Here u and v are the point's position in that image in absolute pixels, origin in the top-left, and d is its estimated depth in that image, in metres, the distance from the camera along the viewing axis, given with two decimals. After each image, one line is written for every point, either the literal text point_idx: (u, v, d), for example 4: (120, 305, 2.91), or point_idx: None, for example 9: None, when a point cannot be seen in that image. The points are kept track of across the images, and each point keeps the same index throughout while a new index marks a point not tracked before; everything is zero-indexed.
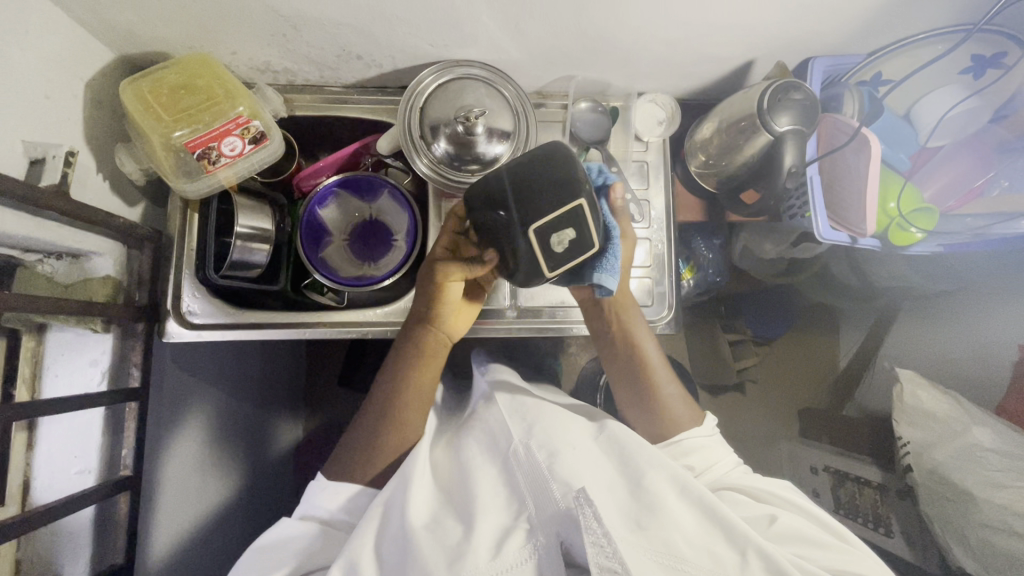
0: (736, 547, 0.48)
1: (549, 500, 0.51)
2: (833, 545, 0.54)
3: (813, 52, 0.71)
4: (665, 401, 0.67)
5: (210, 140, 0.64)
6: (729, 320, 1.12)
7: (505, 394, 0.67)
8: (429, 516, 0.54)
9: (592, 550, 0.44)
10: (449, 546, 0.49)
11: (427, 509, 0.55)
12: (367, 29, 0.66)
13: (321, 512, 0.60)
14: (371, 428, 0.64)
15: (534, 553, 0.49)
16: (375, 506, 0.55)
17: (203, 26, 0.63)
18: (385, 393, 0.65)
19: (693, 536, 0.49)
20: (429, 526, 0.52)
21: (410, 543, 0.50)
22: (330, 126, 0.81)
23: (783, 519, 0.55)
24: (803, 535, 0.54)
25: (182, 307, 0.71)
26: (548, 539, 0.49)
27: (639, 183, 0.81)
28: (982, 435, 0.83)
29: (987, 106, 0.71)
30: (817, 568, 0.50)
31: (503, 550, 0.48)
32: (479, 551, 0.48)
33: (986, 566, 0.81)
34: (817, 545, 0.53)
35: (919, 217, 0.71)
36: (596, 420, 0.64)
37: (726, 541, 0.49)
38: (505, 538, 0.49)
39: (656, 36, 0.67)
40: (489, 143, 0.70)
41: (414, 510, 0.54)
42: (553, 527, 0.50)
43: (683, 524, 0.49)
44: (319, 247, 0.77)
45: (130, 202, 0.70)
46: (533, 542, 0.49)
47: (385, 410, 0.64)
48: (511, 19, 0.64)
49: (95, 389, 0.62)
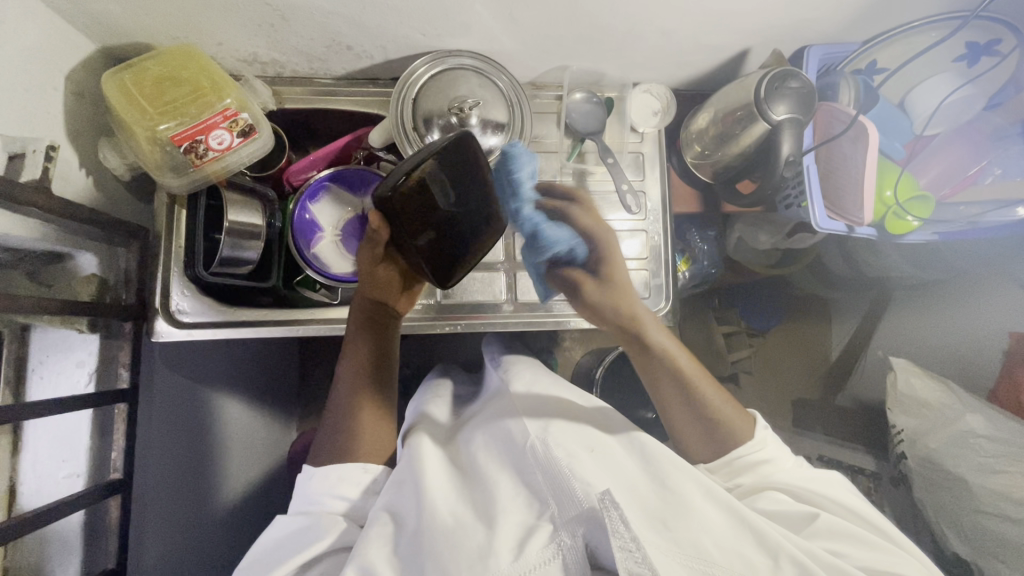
0: (767, 552, 0.47)
1: (572, 500, 0.48)
2: (873, 546, 0.52)
3: (807, 41, 0.71)
4: (718, 410, 0.61)
5: (195, 133, 0.62)
6: (724, 313, 1.13)
7: (519, 385, 0.67)
8: (451, 513, 0.52)
9: (619, 554, 0.42)
10: (469, 549, 0.47)
11: (447, 506, 0.53)
12: (358, 18, 0.64)
13: (332, 503, 0.58)
14: (352, 389, 0.63)
15: (558, 552, 0.46)
16: (380, 515, 0.54)
17: (187, 15, 0.61)
18: (348, 380, 0.64)
19: (722, 539, 0.48)
20: (451, 528, 0.50)
21: (429, 542, 0.49)
22: (319, 119, 0.80)
23: (825, 515, 0.54)
24: (845, 532, 0.53)
25: (171, 306, 0.69)
26: (574, 538, 0.46)
27: (634, 174, 0.80)
28: (974, 421, 0.84)
29: (982, 94, 0.71)
30: (849, 565, 0.49)
31: (526, 548, 0.46)
32: (501, 552, 0.46)
33: (978, 550, 0.82)
34: (864, 543, 0.52)
35: (916, 205, 0.71)
36: (615, 430, 0.61)
37: (757, 546, 0.48)
38: (528, 537, 0.47)
39: (651, 24, 0.66)
40: (484, 134, 0.69)
41: (434, 508, 0.52)
42: (579, 527, 0.47)
43: (711, 523, 0.49)
44: (311, 243, 0.74)
45: (115, 199, 0.68)
46: (556, 540, 0.47)
47: (351, 394, 0.63)
48: (505, 8, 0.63)
49: (81, 392, 0.61)
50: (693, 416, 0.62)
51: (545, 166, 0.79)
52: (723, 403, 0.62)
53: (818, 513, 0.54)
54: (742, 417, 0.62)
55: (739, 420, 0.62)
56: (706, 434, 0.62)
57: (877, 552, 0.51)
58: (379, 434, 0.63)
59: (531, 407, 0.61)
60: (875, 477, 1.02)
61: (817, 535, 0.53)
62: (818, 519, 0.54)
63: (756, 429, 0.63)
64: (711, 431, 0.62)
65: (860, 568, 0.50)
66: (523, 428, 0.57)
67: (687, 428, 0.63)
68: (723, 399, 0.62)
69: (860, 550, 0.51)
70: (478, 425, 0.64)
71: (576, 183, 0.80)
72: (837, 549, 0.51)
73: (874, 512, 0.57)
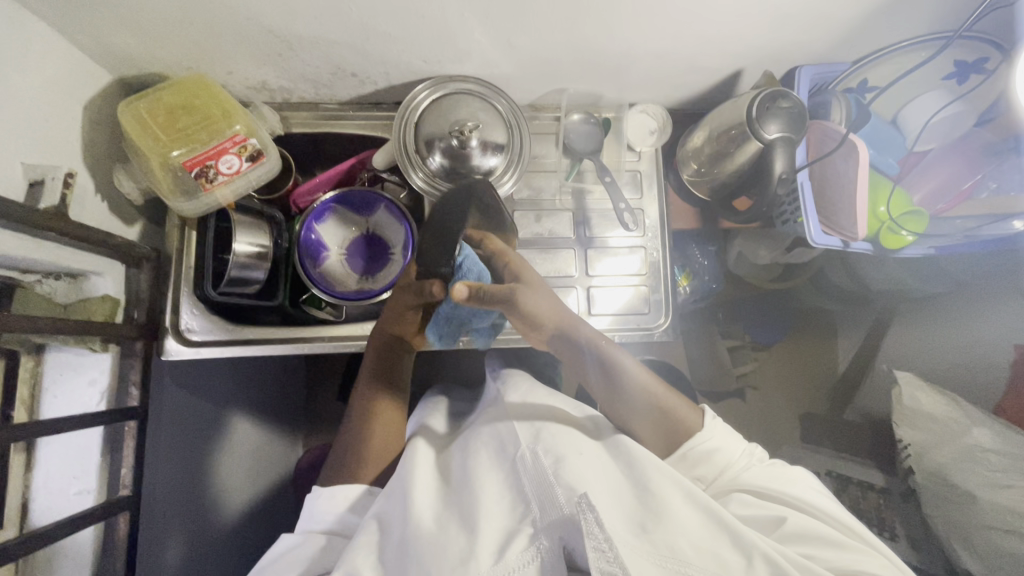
0: (742, 551, 0.47)
1: (554, 502, 0.49)
2: (839, 546, 0.52)
3: (798, 61, 0.73)
4: (658, 395, 0.63)
5: (206, 158, 0.64)
6: (728, 327, 1.13)
7: (516, 396, 0.68)
8: (434, 520, 0.53)
9: (593, 554, 0.42)
10: (452, 552, 0.48)
11: (431, 512, 0.54)
12: (362, 46, 0.67)
13: (322, 522, 0.59)
14: (361, 415, 0.66)
15: (537, 556, 0.47)
16: (369, 521, 0.55)
17: (199, 46, 0.64)
18: (364, 402, 0.67)
19: (697, 541, 0.47)
20: (434, 534, 0.50)
21: (413, 546, 0.49)
22: (325, 143, 0.82)
23: (795, 518, 0.54)
24: (814, 535, 0.52)
25: (181, 325, 0.72)
26: (551, 542, 0.47)
27: (633, 192, 0.82)
28: (982, 435, 0.83)
29: (970, 111, 0.72)
30: (821, 568, 0.49)
31: (504, 554, 0.47)
32: (482, 556, 0.47)
33: (990, 566, 0.81)
34: (832, 545, 0.52)
35: (909, 219, 0.72)
36: (601, 436, 0.63)
37: (732, 546, 0.47)
38: (509, 542, 0.48)
39: (645, 47, 0.68)
40: (484, 155, 0.71)
41: (419, 513, 0.53)
42: (556, 531, 0.48)
43: (688, 526, 0.49)
44: (318, 262, 0.77)
45: (129, 222, 0.70)
46: (536, 545, 0.47)
47: (365, 413, 0.66)
48: (502, 35, 0.65)
49: (93, 410, 0.62)
50: (632, 406, 0.64)
51: (545, 185, 0.81)
52: (664, 393, 0.64)
53: (785, 518, 0.54)
54: (686, 406, 0.64)
55: (682, 407, 0.63)
56: (661, 431, 0.62)
57: (848, 552, 0.51)
58: (390, 441, 0.65)
59: (524, 416, 0.63)
60: (885, 492, 0.99)
61: (787, 539, 0.53)
62: (785, 523, 0.53)
63: (704, 419, 0.64)
64: (659, 420, 0.63)
65: (830, 569, 0.50)
66: (515, 437, 0.59)
67: (624, 408, 0.64)
68: (657, 387, 0.64)
69: (831, 550, 0.51)
70: (471, 433, 0.65)
71: (575, 201, 0.81)
72: (809, 551, 0.51)
73: (848, 516, 0.56)
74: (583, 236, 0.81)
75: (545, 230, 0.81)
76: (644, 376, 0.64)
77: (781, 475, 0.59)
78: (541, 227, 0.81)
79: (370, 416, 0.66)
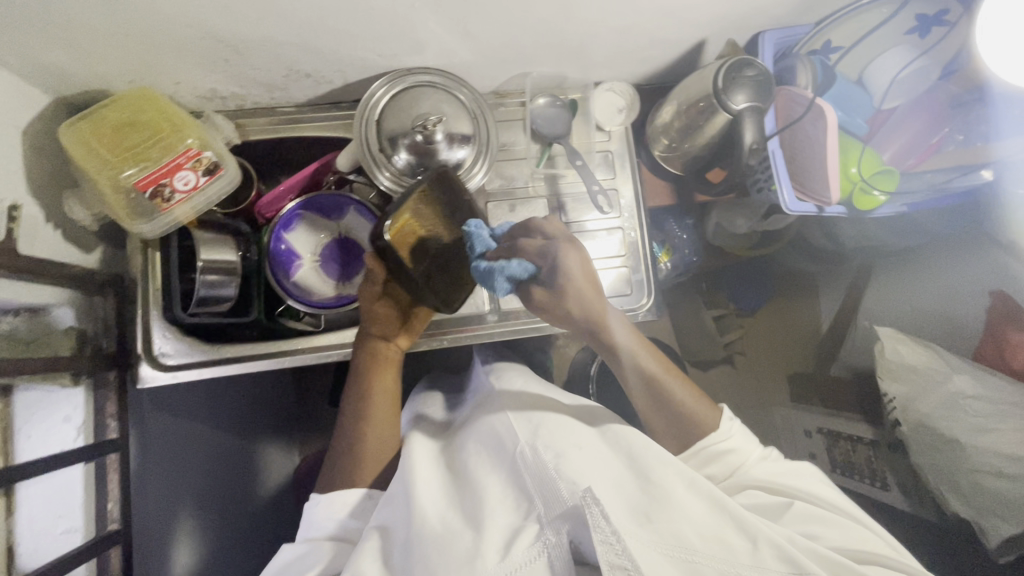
0: (747, 535, 0.47)
1: (556, 497, 0.49)
2: (844, 528, 0.53)
3: (761, 27, 0.72)
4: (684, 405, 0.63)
5: (159, 176, 0.61)
6: (712, 295, 1.17)
7: (509, 393, 0.67)
8: (439, 518, 0.52)
9: (601, 548, 0.43)
10: (457, 551, 0.47)
11: (436, 511, 0.53)
12: (313, 45, 0.64)
13: (327, 527, 0.58)
14: (354, 419, 0.64)
15: (544, 550, 0.46)
16: (372, 532, 0.55)
17: (141, 58, 0.61)
18: (353, 406, 0.65)
19: (704, 528, 0.48)
20: (439, 531, 0.50)
21: (418, 547, 0.49)
22: (286, 148, 0.79)
23: (800, 503, 0.55)
24: (820, 518, 0.54)
25: (154, 349, 0.69)
26: (558, 537, 0.47)
27: (605, 173, 0.81)
28: (962, 383, 0.85)
29: (934, 65, 0.71)
30: (826, 548, 0.50)
31: (511, 550, 0.47)
32: (488, 554, 0.47)
33: (979, 508, 0.84)
34: (838, 528, 0.53)
35: (882, 179, 0.72)
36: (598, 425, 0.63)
37: (738, 532, 0.48)
38: (515, 537, 0.48)
39: (607, 24, 0.66)
40: (451, 149, 0.68)
41: (423, 513, 0.52)
42: (563, 525, 0.47)
43: (692, 512, 0.49)
44: (291, 271, 0.75)
45: (85, 248, 0.67)
46: (542, 540, 0.47)
47: (357, 415, 0.64)
48: (459, 23, 0.63)
49: (71, 446, 0.61)
50: (666, 412, 0.63)
51: (516, 173, 0.80)
52: (689, 398, 0.63)
53: (793, 503, 0.56)
54: (705, 407, 0.64)
55: (703, 410, 0.63)
56: (673, 426, 0.63)
57: (851, 534, 0.53)
58: (384, 439, 0.64)
59: (520, 410, 0.63)
60: (873, 443, 0.97)
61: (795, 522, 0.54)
62: (794, 506, 0.55)
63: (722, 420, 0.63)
64: (680, 422, 0.63)
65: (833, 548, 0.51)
66: (513, 433, 0.58)
67: (654, 413, 0.64)
68: (687, 391, 0.64)
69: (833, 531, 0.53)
70: (469, 433, 0.64)
71: (548, 187, 0.80)
72: (815, 532, 0.53)
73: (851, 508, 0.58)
74: (559, 222, 0.80)
75: (521, 220, 0.80)
76: (681, 388, 0.64)
77: (792, 472, 0.60)
78: (518, 216, 0.80)
79: (363, 419, 0.64)
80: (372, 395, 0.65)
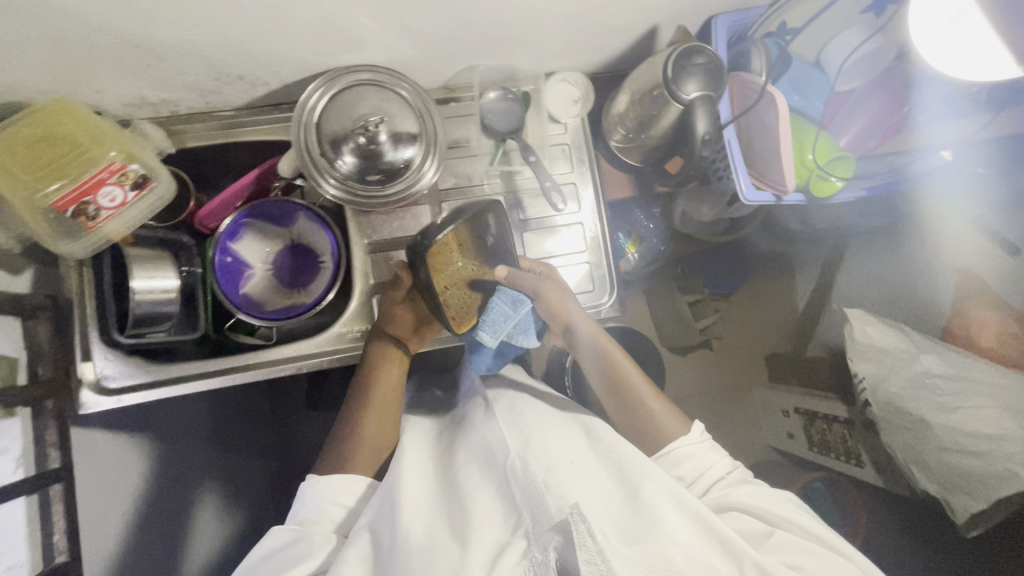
0: (735, 562, 0.48)
1: (544, 510, 0.47)
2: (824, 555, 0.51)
3: (714, 10, 0.70)
4: (655, 418, 0.66)
5: (82, 194, 0.58)
6: (686, 280, 1.13)
7: (505, 401, 0.66)
8: (425, 535, 0.50)
9: (586, 568, 0.41)
10: (440, 568, 0.45)
11: (424, 527, 0.51)
12: (241, 47, 0.60)
13: (330, 511, 0.58)
14: (357, 412, 0.66)
15: (530, 568, 0.43)
16: (362, 533, 0.53)
17: (52, 68, 0.57)
18: (357, 401, 0.66)
19: (692, 551, 0.47)
20: (424, 547, 0.48)
21: (402, 563, 0.46)
22: (228, 155, 0.76)
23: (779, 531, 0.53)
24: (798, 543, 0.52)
25: (97, 373, 0.67)
26: (545, 553, 0.43)
27: (563, 166, 0.78)
28: (929, 361, 0.83)
29: (890, 43, 0.69)
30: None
31: (499, 563, 0.43)
32: (473, 568, 0.44)
33: (948, 486, 0.82)
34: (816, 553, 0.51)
35: (837, 165, 0.71)
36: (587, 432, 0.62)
37: (726, 556, 0.48)
38: (502, 553, 0.44)
39: (552, 13, 0.63)
40: (396, 149, 0.65)
41: (408, 528, 0.50)
42: (553, 539, 0.44)
43: (682, 536, 0.48)
44: (239, 282, 0.73)
45: (14, 270, 0.64)
46: (529, 557, 0.43)
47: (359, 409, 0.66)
48: (394, 18, 0.59)
49: (11, 478, 0.57)
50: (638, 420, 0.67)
51: (471, 170, 0.77)
52: (661, 408, 0.67)
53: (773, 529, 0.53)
54: (674, 420, 0.66)
55: (671, 419, 0.66)
56: (640, 429, 0.66)
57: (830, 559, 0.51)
58: (384, 432, 0.65)
59: (512, 420, 0.61)
60: (848, 423, 0.95)
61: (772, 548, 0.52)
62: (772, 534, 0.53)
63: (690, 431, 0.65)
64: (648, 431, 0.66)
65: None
66: (505, 443, 0.56)
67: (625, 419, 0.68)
68: (661, 405, 0.67)
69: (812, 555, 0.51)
70: (460, 443, 0.63)
71: (505, 184, 0.78)
72: (796, 561, 0.50)
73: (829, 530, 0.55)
74: (517, 219, 0.78)
75: None
76: (657, 404, 0.67)
77: (770, 495, 0.58)
78: None
79: (366, 412, 0.65)
80: (378, 394, 0.66)
